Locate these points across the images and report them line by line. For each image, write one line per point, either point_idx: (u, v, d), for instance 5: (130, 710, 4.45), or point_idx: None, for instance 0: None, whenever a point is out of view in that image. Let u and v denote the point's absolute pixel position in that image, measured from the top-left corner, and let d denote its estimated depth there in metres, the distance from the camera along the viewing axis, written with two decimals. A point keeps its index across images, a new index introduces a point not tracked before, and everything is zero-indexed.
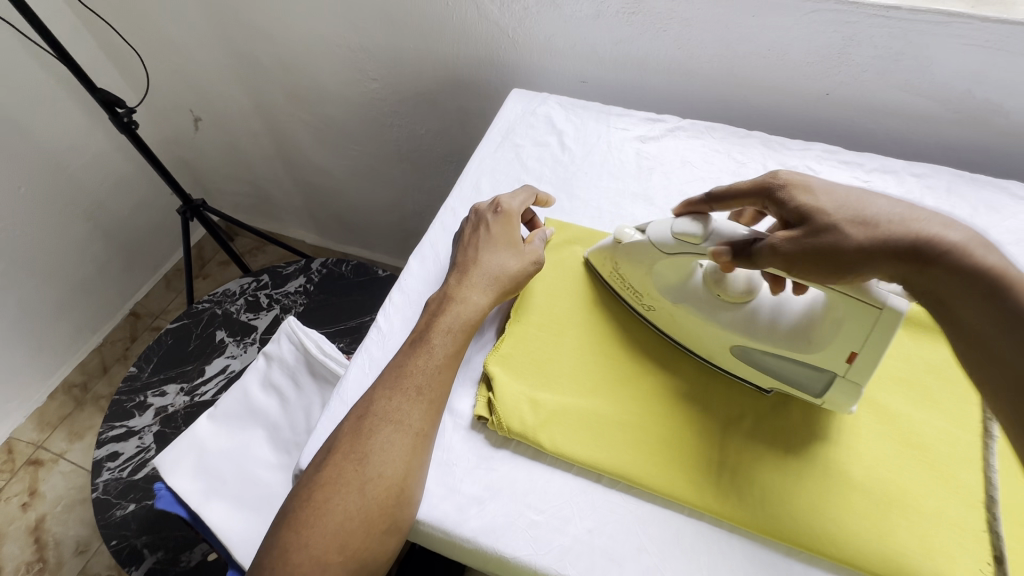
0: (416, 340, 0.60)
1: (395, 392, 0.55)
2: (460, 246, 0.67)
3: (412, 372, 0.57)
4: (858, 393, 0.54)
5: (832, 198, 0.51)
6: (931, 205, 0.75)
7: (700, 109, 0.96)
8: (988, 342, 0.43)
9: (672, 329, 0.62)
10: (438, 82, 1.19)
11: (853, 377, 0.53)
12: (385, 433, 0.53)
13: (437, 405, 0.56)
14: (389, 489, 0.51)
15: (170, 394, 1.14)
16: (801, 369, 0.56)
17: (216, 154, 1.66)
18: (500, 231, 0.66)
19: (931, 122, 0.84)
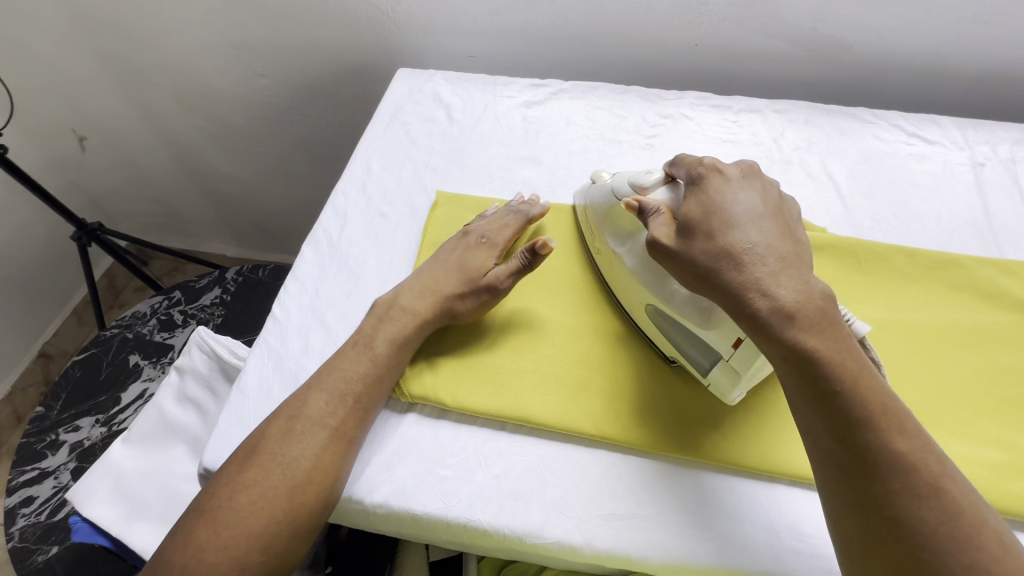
0: (361, 339, 0.58)
1: (326, 392, 0.55)
2: (439, 254, 0.66)
3: (344, 371, 0.56)
4: (739, 381, 0.53)
5: (718, 219, 0.49)
6: (791, 137, 0.81)
7: (585, 72, 1.00)
8: (799, 397, 0.44)
9: (614, 282, 0.63)
10: (330, 72, 1.17)
11: (735, 363, 0.52)
12: (314, 437, 0.52)
13: (371, 410, 0.56)
14: (316, 493, 0.51)
15: (84, 428, 1.07)
16: (696, 343, 0.55)
17: (111, 174, 1.56)
18: (476, 255, 0.65)
19: (788, 61, 0.91)
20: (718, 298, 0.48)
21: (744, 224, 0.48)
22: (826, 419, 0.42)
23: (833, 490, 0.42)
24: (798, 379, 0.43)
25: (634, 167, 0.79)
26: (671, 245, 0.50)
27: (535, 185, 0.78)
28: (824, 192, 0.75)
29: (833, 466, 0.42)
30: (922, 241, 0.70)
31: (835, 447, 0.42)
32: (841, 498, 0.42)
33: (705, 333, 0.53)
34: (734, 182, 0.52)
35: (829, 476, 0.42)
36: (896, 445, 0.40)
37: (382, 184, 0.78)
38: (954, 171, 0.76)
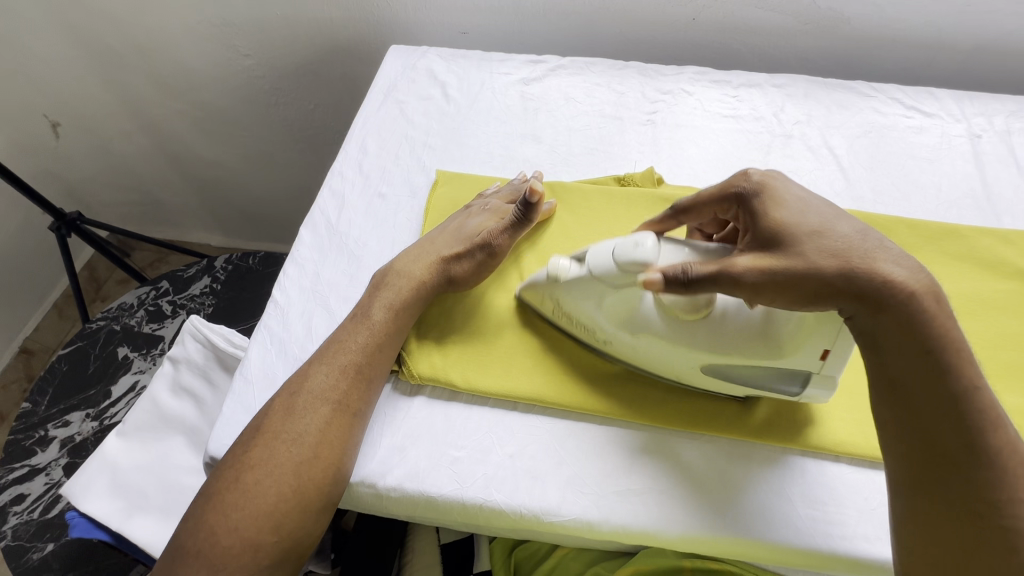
0: (354, 317, 0.57)
1: (328, 364, 0.54)
2: (444, 224, 0.65)
3: (346, 342, 0.55)
4: (835, 385, 0.51)
5: (807, 217, 0.44)
6: (792, 111, 0.80)
7: (581, 48, 0.98)
8: (912, 392, 0.41)
9: (636, 359, 0.56)
10: (316, 51, 1.14)
11: (828, 371, 0.49)
12: (319, 410, 0.51)
13: (375, 383, 0.55)
14: (326, 469, 0.50)
15: (75, 423, 1.05)
16: (772, 372, 0.51)
17: (88, 162, 1.51)
18: (481, 219, 0.64)
19: (786, 35, 0.90)
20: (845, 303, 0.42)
21: (849, 219, 0.44)
22: (930, 420, 0.41)
23: (926, 486, 0.41)
24: (924, 373, 0.41)
25: (635, 143, 0.78)
26: (764, 266, 0.43)
27: (537, 163, 0.77)
28: (826, 166, 0.75)
29: (939, 463, 0.41)
30: (922, 212, 0.70)
31: (941, 447, 0.41)
32: (937, 494, 0.41)
33: (789, 361, 0.48)
34: (785, 182, 0.47)
35: (926, 474, 0.41)
36: (1011, 446, 0.40)
37: (379, 165, 0.76)
38: (952, 142, 0.76)
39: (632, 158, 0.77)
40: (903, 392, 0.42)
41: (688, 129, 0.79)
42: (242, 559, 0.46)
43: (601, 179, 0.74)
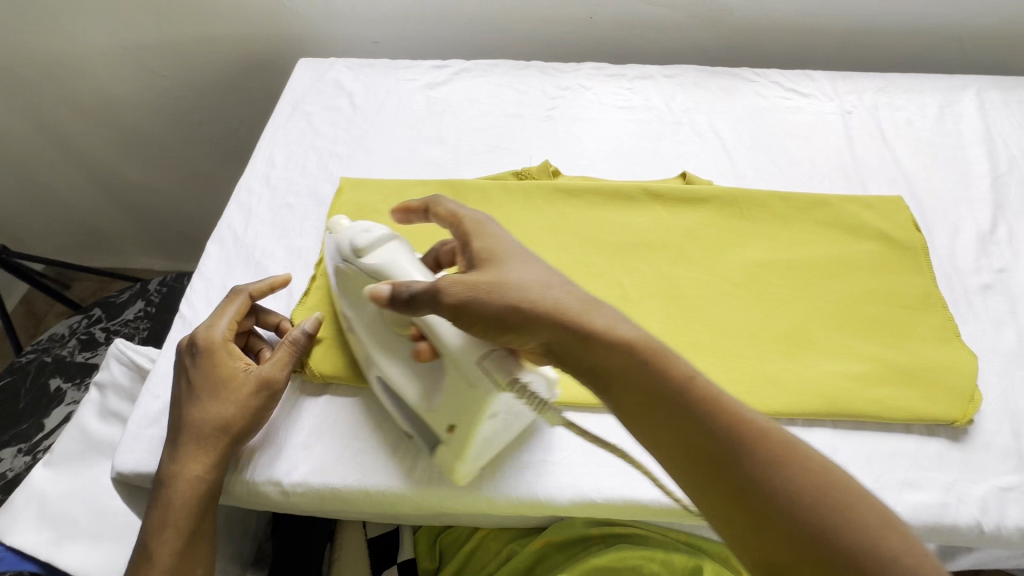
0: (220, 346, 0.55)
1: (210, 399, 0.53)
2: (186, 379, 0.55)
3: (228, 379, 0.54)
4: (455, 463, 0.54)
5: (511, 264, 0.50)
6: (681, 99, 0.86)
7: (491, 52, 1.01)
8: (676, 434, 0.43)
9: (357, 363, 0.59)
10: (234, 68, 1.15)
11: (450, 446, 0.53)
12: (200, 456, 0.51)
13: (246, 404, 0.54)
14: (195, 489, 0.50)
15: (6, 460, 1.02)
16: (423, 427, 0.54)
17: (11, 195, 1.47)
18: (215, 366, 0.54)
19: (677, 29, 0.96)
20: (545, 333, 0.46)
21: (521, 261, 0.50)
22: (684, 443, 0.42)
23: (711, 504, 0.41)
24: (665, 413, 0.43)
25: (536, 139, 0.82)
26: (466, 301, 0.47)
27: (442, 163, 0.79)
28: (712, 148, 0.80)
29: (708, 477, 0.41)
30: (798, 185, 0.76)
31: (700, 467, 0.42)
32: (728, 513, 0.40)
33: (433, 418, 0.53)
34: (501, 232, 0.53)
35: (723, 503, 0.41)
36: (778, 447, 0.41)
37: (286, 176, 0.78)
38: (826, 119, 0.83)
39: (532, 152, 0.80)
40: (656, 428, 0.44)
41: (585, 121, 0.83)
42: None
43: (501, 174, 0.77)
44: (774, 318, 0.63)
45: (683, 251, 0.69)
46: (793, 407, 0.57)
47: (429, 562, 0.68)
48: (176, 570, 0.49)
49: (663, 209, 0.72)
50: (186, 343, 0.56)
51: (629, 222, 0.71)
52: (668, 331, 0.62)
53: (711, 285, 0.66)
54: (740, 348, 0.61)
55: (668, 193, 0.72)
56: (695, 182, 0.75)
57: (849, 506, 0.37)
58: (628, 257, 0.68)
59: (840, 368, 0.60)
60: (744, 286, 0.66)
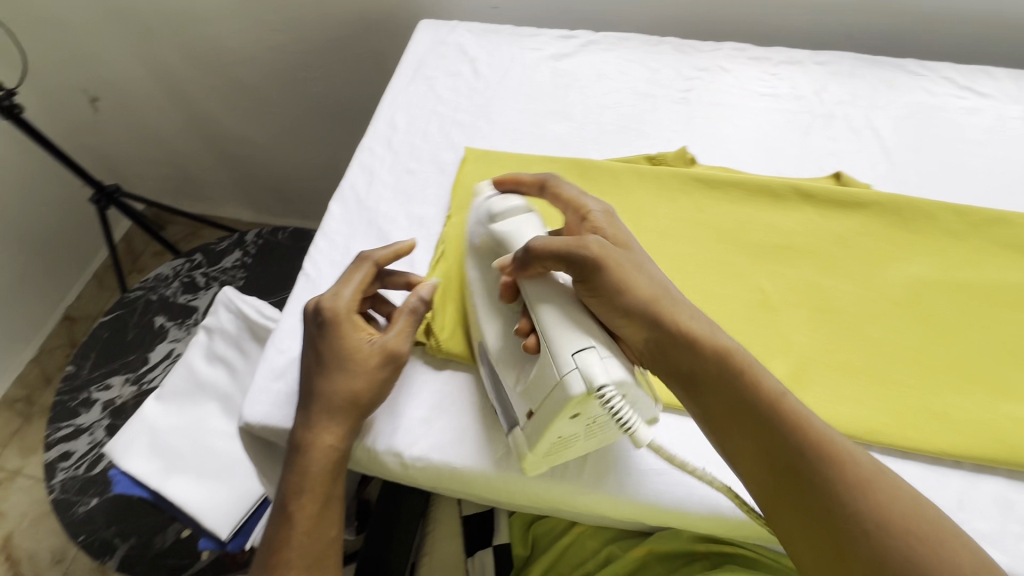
0: (345, 317, 0.53)
1: (341, 373, 0.52)
2: (313, 348, 0.53)
3: (354, 351, 0.53)
4: (534, 460, 0.50)
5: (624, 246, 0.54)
6: (834, 89, 0.77)
7: (617, 24, 0.95)
8: (728, 422, 0.48)
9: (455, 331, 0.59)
10: (347, 26, 1.13)
11: (528, 440, 0.49)
12: (335, 427, 0.51)
13: (375, 378, 0.53)
14: (332, 458, 0.51)
15: (115, 386, 1.10)
16: (507, 414, 0.52)
17: (123, 137, 1.55)
18: (341, 339, 0.53)
19: (833, 10, 0.86)
20: (651, 332, 0.49)
21: (645, 258, 0.53)
22: (732, 413, 0.47)
23: (756, 475, 0.46)
24: (727, 409, 0.48)
25: (669, 123, 0.76)
26: (592, 270, 0.49)
27: (567, 140, 0.75)
28: (869, 147, 0.72)
29: (757, 443, 0.46)
30: (971, 198, 0.67)
31: (748, 435, 0.47)
32: (774, 486, 0.46)
33: (516, 404, 0.51)
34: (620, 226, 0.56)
35: (780, 494, 0.45)
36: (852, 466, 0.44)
37: (408, 140, 0.76)
38: (1007, 125, 0.73)
39: (664, 136, 0.75)
40: (719, 419, 0.48)
41: (724, 107, 0.77)
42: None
43: (632, 157, 0.72)
44: (940, 346, 0.57)
45: (835, 259, 0.62)
46: (960, 447, 0.52)
47: (521, 548, 0.67)
48: (313, 537, 0.50)
49: (813, 211, 0.65)
50: (311, 306, 0.54)
51: (774, 222, 0.65)
52: (817, 346, 0.57)
53: (866, 301, 0.60)
54: (898, 374, 0.55)
55: (821, 193, 0.66)
56: (849, 184, 0.67)
57: (869, 473, 0.44)
58: (771, 260, 0.63)
59: (1015, 412, 0.53)
60: (905, 305, 0.59)
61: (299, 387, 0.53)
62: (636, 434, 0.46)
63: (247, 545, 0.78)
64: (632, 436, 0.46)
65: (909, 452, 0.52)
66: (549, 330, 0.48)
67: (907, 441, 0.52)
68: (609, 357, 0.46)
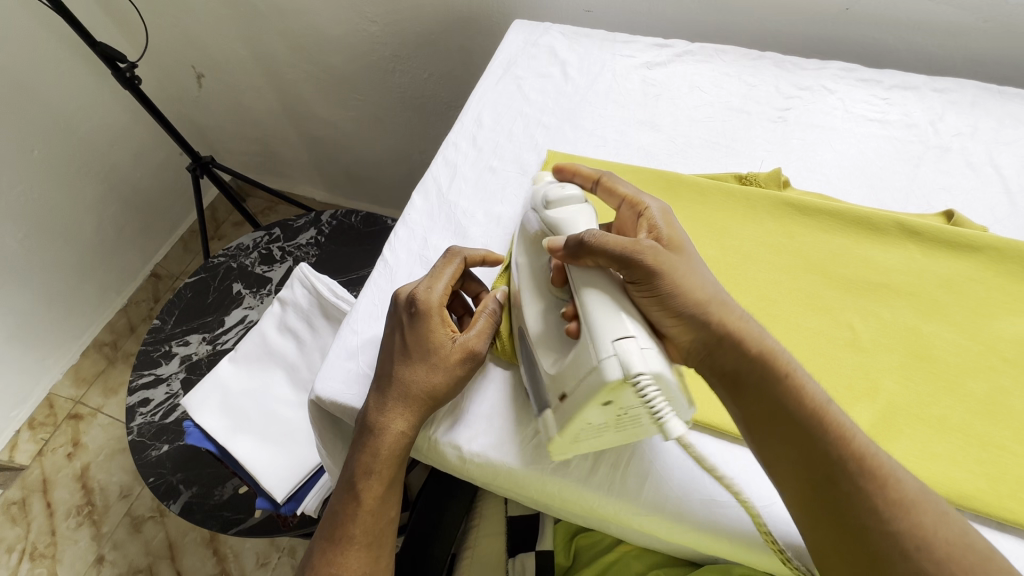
0: (435, 311, 0.54)
1: (422, 364, 0.53)
2: (397, 336, 0.55)
3: (438, 346, 0.54)
4: (559, 444, 0.50)
5: (680, 244, 0.51)
6: (952, 120, 0.72)
7: (714, 36, 0.92)
8: (777, 430, 0.45)
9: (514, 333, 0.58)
10: (438, 21, 1.16)
11: (557, 421, 0.48)
12: (405, 417, 0.53)
13: (452, 373, 0.54)
14: (399, 446, 0.53)
15: (193, 343, 1.18)
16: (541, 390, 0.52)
17: (220, 111, 1.66)
18: (425, 333, 0.54)
19: (958, 35, 0.80)
20: (699, 335, 0.48)
21: (699, 262, 0.51)
22: (771, 416, 0.46)
23: (790, 480, 0.45)
24: (782, 416, 0.45)
25: (762, 141, 0.73)
26: (647, 267, 0.48)
27: (652, 151, 0.74)
28: (988, 186, 0.66)
29: (789, 454, 0.45)
30: None
31: (787, 445, 0.45)
32: (805, 492, 0.44)
33: (551, 381, 0.50)
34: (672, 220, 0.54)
35: (810, 499, 0.44)
36: (896, 489, 0.42)
37: (493, 138, 0.77)
38: None
39: (757, 156, 0.72)
40: (769, 425, 0.46)
41: (825, 130, 0.73)
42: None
43: (720, 174, 0.70)
44: None
45: (937, 303, 0.58)
46: None
47: (562, 558, 0.67)
48: (374, 512, 0.53)
49: (916, 249, 0.61)
50: (403, 297, 0.56)
51: (871, 257, 0.61)
52: (911, 397, 0.53)
53: (971, 352, 0.55)
54: (1001, 435, 0.51)
55: (928, 230, 0.61)
56: (963, 225, 0.62)
57: (911, 492, 0.42)
58: (866, 297, 0.59)
59: None
60: (1017, 361, 0.54)
61: (377, 372, 0.55)
62: (665, 424, 0.44)
63: (299, 511, 0.82)
64: (663, 428, 0.44)
65: (1007, 524, 0.48)
66: (592, 317, 0.46)
67: (1008, 513, 0.47)
68: (649, 348, 0.44)
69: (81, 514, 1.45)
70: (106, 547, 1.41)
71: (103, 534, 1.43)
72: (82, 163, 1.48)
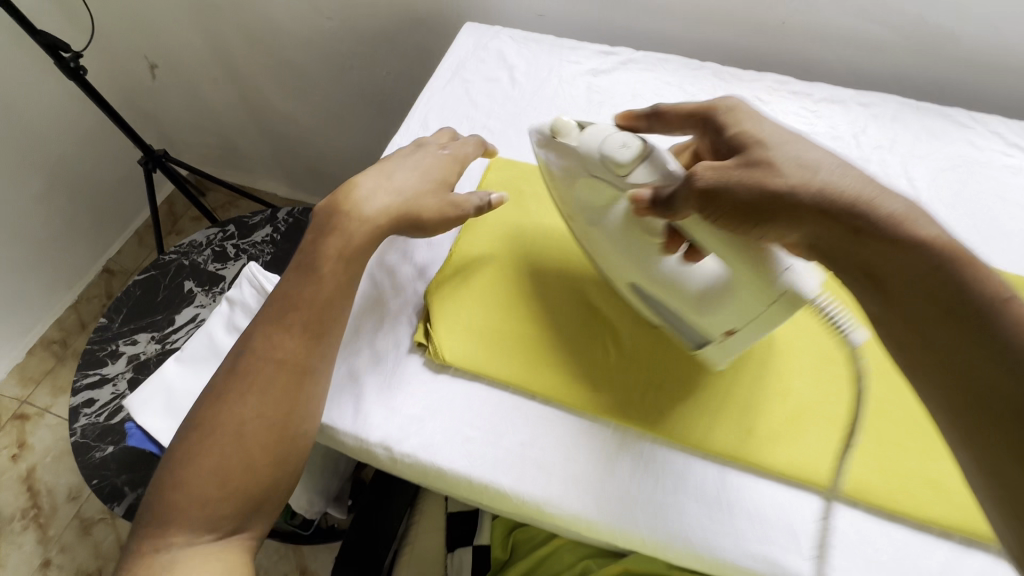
0: (456, 158, 0.67)
1: (432, 179, 0.63)
2: (408, 154, 0.66)
3: (446, 177, 0.65)
4: (724, 353, 0.54)
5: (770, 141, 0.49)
6: (874, 134, 0.76)
7: (660, 45, 0.94)
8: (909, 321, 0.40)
9: (450, 342, 0.60)
10: (395, 20, 1.16)
11: (726, 343, 0.53)
12: (313, 307, 0.57)
13: (441, 202, 0.62)
14: (295, 353, 0.55)
15: (141, 343, 1.16)
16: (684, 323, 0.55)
17: (177, 103, 1.62)
18: (440, 164, 0.65)
19: (885, 51, 0.84)
20: (810, 229, 0.44)
21: (804, 155, 0.47)
22: (934, 312, 0.39)
23: (939, 385, 0.38)
24: (929, 313, 0.39)
25: None
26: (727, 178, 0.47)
27: None
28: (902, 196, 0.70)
29: (941, 355, 0.38)
30: (998, 260, 0.65)
31: (936, 334, 0.38)
32: (958, 400, 0.36)
33: (699, 320, 0.53)
34: (757, 116, 0.53)
35: (963, 413, 0.36)
36: None
37: None
38: None
39: None
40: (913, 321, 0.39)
41: None
42: (260, 444, 0.52)
43: None
44: None
45: (850, 310, 0.61)
46: (953, 520, 0.50)
47: (500, 552, 0.69)
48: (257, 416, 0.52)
49: None
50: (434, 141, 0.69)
51: None
52: (818, 397, 0.56)
53: (876, 356, 0.58)
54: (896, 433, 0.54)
55: None
56: None
57: None
58: None
59: None
60: None
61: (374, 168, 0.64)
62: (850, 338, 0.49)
63: None
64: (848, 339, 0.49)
65: (897, 516, 0.51)
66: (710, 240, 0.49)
67: (895, 503, 0.51)
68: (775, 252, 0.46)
69: (26, 517, 1.41)
70: (53, 550, 1.37)
71: (49, 537, 1.39)
72: (27, 155, 1.42)
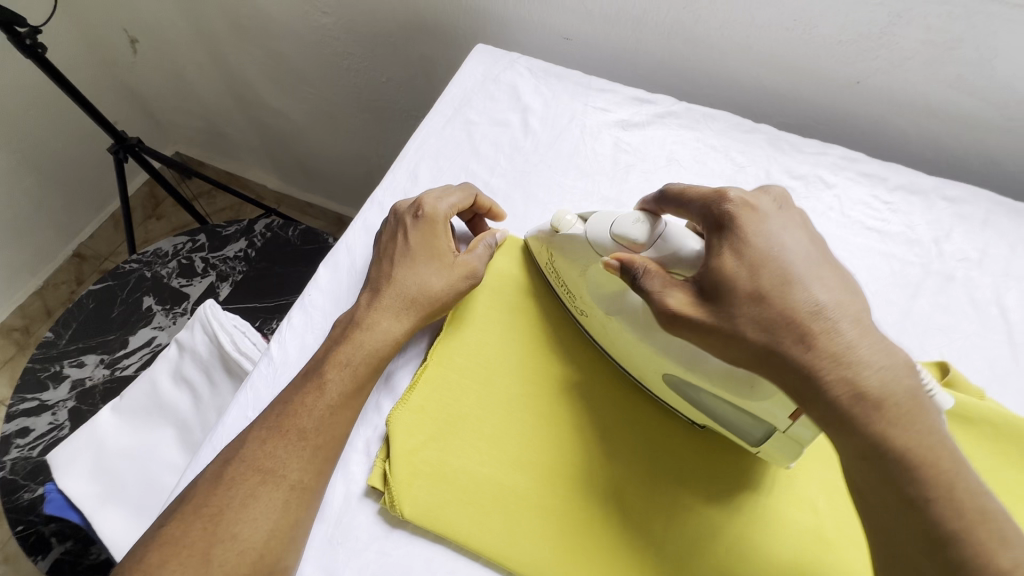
0: (439, 221, 0.56)
1: (423, 264, 0.55)
2: (377, 257, 0.57)
3: (440, 254, 0.55)
4: (797, 452, 0.46)
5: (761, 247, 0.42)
6: (960, 242, 0.61)
7: (705, 89, 0.79)
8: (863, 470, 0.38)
9: (411, 490, 0.48)
10: (398, 23, 1.00)
11: (794, 435, 0.44)
12: (318, 414, 0.48)
13: (445, 290, 0.54)
14: (299, 474, 0.46)
15: (88, 366, 1.03)
16: (731, 412, 0.48)
17: (160, 82, 1.47)
18: (419, 242, 0.55)
19: (977, 130, 0.69)
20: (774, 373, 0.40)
21: (795, 264, 0.41)
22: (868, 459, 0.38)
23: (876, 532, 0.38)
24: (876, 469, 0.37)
25: None
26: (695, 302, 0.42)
27: None
28: (990, 332, 0.57)
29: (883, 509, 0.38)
30: None
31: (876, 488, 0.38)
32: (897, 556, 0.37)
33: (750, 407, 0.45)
34: (772, 215, 0.44)
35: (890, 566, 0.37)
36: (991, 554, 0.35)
37: None
38: None
39: None
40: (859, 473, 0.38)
41: None
42: None
43: None
44: None
45: None
46: None
47: None
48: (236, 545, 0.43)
49: None
50: (405, 207, 0.58)
51: None
52: None
53: None
54: None
55: None
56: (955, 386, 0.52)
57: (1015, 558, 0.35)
58: (834, 470, 0.50)
59: None
60: None
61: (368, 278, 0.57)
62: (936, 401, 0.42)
63: None
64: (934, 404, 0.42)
65: None
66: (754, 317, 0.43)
67: None
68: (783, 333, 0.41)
69: None
70: None
71: None
72: None
